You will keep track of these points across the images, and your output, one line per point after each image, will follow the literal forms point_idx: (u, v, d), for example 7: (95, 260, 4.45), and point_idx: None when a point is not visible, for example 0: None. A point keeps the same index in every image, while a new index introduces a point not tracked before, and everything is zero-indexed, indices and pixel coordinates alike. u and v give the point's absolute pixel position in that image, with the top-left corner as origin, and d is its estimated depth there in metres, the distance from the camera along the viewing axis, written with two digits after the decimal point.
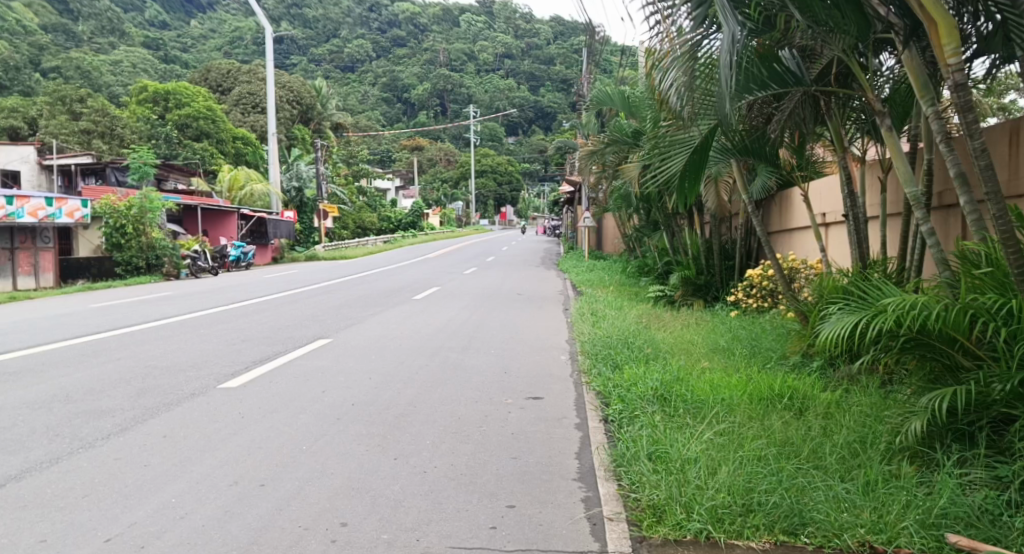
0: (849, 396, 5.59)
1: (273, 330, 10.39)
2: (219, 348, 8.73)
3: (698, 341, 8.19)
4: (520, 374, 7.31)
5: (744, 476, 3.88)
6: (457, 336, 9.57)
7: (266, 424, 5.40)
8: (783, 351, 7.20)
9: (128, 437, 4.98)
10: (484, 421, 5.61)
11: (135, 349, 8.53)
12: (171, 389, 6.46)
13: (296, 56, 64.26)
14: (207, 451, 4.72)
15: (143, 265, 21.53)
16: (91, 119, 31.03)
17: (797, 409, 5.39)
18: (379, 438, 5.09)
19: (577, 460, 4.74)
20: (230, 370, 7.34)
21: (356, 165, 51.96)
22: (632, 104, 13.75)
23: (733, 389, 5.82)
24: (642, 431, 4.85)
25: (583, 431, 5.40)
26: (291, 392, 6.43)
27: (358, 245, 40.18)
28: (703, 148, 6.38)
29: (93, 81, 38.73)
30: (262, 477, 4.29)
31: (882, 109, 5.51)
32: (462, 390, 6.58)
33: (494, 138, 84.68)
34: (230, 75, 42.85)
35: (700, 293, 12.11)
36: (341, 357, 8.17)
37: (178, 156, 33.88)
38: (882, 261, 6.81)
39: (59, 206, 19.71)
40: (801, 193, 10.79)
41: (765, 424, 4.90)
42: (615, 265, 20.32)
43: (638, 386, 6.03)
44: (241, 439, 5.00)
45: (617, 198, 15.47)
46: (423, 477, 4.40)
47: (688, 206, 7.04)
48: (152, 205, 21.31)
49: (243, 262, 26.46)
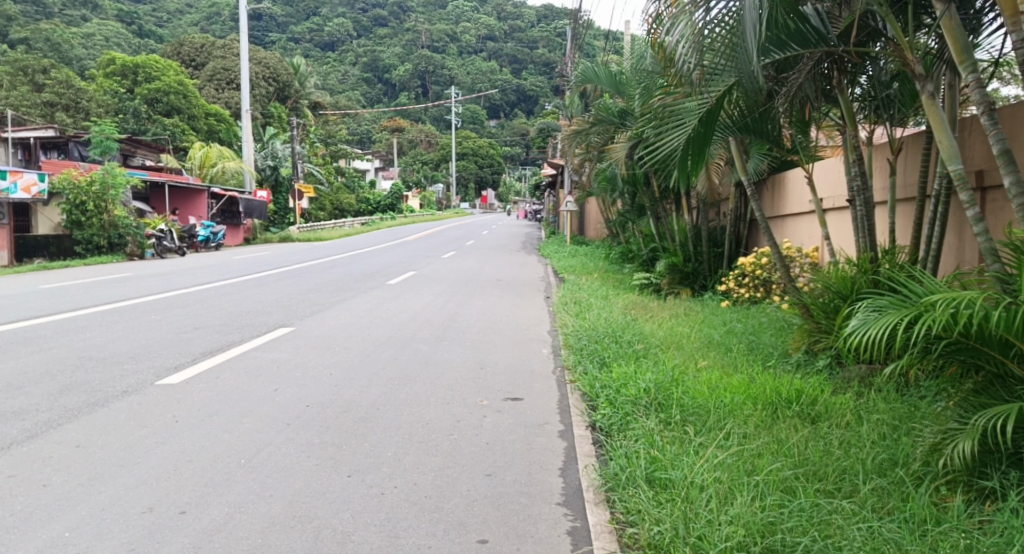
0: (865, 401, 4.98)
1: (232, 316, 9.65)
2: (169, 335, 8.02)
3: (690, 336, 7.54)
4: (498, 370, 6.64)
5: (763, 509, 3.22)
6: (430, 326, 8.90)
7: (202, 430, 4.68)
8: (785, 349, 6.58)
9: (33, 446, 4.25)
10: (455, 428, 4.92)
11: (74, 337, 7.77)
12: (101, 385, 5.74)
13: (275, 33, 62.75)
14: (126, 465, 4.00)
15: (104, 245, 20.70)
16: (54, 91, 29.99)
17: (808, 417, 4.76)
18: (332, 451, 4.40)
19: (561, 479, 4.08)
20: (173, 364, 6.60)
21: (334, 145, 50.74)
22: (620, 82, 13.03)
23: (734, 392, 5.17)
24: (638, 445, 4.16)
25: (568, 441, 4.74)
26: (240, 390, 5.72)
27: (335, 227, 39.12)
28: (709, 119, 5.65)
29: (63, 54, 37.35)
30: (185, 501, 3.59)
31: (922, 71, 4.71)
32: (431, 389, 5.89)
33: (475, 121, 83.29)
34: (204, 50, 41.77)
35: (687, 281, 11.49)
36: (302, 348, 7.46)
37: (147, 132, 32.74)
38: (896, 251, 6.16)
39: (13, 179, 18.48)
40: (799, 173, 10.19)
41: (777, 438, 4.26)
42: (598, 252, 19.63)
43: (629, 387, 5.39)
44: (168, 451, 4.28)
45: (601, 180, 14.81)
46: (379, 501, 3.71)
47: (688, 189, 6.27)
48: (115, 180, 20.30)
49: (213, 243, 25.43)
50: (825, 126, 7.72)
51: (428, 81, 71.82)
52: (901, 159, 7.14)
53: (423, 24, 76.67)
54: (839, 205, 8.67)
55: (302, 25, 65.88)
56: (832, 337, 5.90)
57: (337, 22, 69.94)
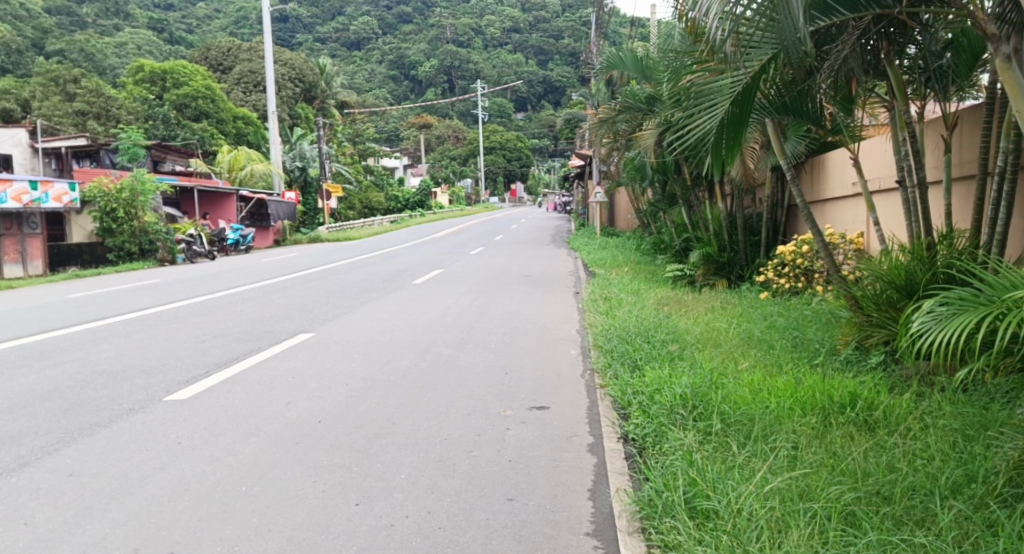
0: (928, 405, 4.50)
1: (252, 322, 9.39)
2: (186, 345, 7.78)
3: (730, 332, 7.07)
4: (523, 376, 6.26)
5: (824, 546, 2.81)
6: (454, 328, 8.55)
7: (205, 453, 4.37)
8: (833, 344, 6.08)
9: (24, 477, 3.99)
10: (474, 444, 4.53)
11: (90, 350, 7.55)
12: (108, 403, 5.47)
13: (302, 34, 62.81)
14: (117, 497, 3.72)
15: (135, 251, 20.69)
16: (86, 100, 30.29)
17: (864, 423, 4.30)
18: (342, 474, 4.05)
19: (591, 503, 3.67)
20: (185, 376, 6.32)
21: (362, 143, 50.25)
22: (646, 67, 12.48)
23: (779, 396, 4.72)
24: (676, 465, 3.69)
25: (598, 457, 4.34)
26: (250, 405, 5.42)
27: (363, 225, 38.98)
28: (745, 98, 5.18)
29: (98, 64, 37.76)
30: (174, 540, 3.30)
31: (995, 33, 4.17)
32: (453, 399, 5.53)
33: (502, 115, 82.11)
34: (231, 53, 41.82)
35: (722, 271, 10.99)
36: (319, 356, 7.15)
37: (177, 137, 32.85)
38: (957, 235, 5.63)
39: (44, 189, 18.52)
40: (840, 155, 9.61)
41: (834, 451, 3.79)
42: (628, 243, 19.06)
43: (663, 393, 4.96)
44: (165, 479, 3.97)
45: (630, 169, 14.29)
46: (387, 535, 3.36)
47: (724, 174, 5.79)
48: (144, 187, 20.30)
49: (242, 246, 25.31)
50: (869, 102, 7.18)
51: (454, 77, 71.51)
52: (957, 135, 6.61)
53: (448, 19, 76.23)
54: (888, 186, 8.10)
55: (328, 25, 65.90)
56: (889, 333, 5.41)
57: (362, 21, 69.79)
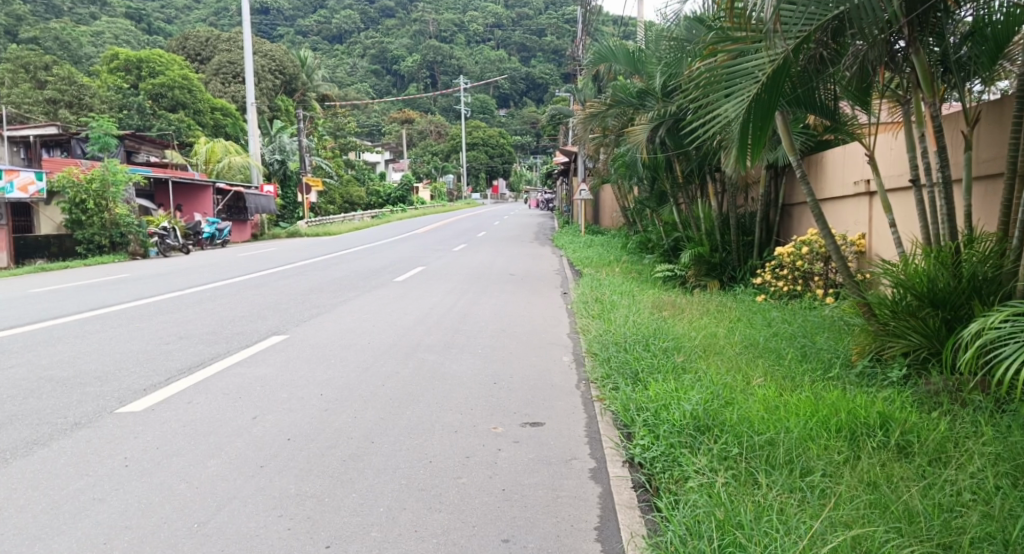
0: (967, 426, 4.06)
1: (222, 322, 8.80)
2: (150, 347, 7.20)
3: (731, 339, 6.62)
4: (514, 386, 5.75)
5: None
6: (438, 331, 8.03)
7: (155, 479, 3.83)
8: (848, 355, 5.65)
9: None
10: (462, 468, 4.03)
11: (41, 352, 6.93)
12: (53, 416, 4.90)
13: (283, 26, 61.64)
14: (44, 539, 3.20)
15: (106, 244, 19.81)
16: (57, 88, 29.31)
17: (900, 450, 3.82)
18: (311, 508, 3.52)
19: (599, 546, 3.21)
20: (143, 384, 5.75)
21: (343, 137, 49.39)
22: (638, 60, 11.95)
23: (799, 415, 4.22)
24: (702, 504, 3.23)
25: (603, 485, 3.86)
26: (212, 419, 4.86)
27: (343, 220, 38.42)
28: (774, 80, 4.74)
29: (72, 52, 36.59)
30: None
31: None
32: (439, 413, 5.01)
33: (485, 110, 81.61)
34: (209, 44, 40.97)
35: (715, 272, 10.57)
36: (292, 360, 6.61)
37: (152, 128, 31.89)
38: (985, 239, 5.20)
39: (8, 178, 17.69)
40: (840, 153, 9.23)
41: (877, 485, 3.34)
42: (614, 243, 18.54)
43: (670, 411, 4.47)
44: (104, 513, 3.43)
45: (619, 166, 13.79)
46: None
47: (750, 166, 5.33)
48: (116, 178, 19.40)
49: (218, 240, 24.55)
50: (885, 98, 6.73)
51: (437, 72, 70.51)
52: (976, 132, 6.20)
53: (432, 14, 75.23)
54: (896, 185, 7.66)
55: (310, 18, 64.87)
56: (924, 345, 5.03)
57: (345, 14, 68.74)
